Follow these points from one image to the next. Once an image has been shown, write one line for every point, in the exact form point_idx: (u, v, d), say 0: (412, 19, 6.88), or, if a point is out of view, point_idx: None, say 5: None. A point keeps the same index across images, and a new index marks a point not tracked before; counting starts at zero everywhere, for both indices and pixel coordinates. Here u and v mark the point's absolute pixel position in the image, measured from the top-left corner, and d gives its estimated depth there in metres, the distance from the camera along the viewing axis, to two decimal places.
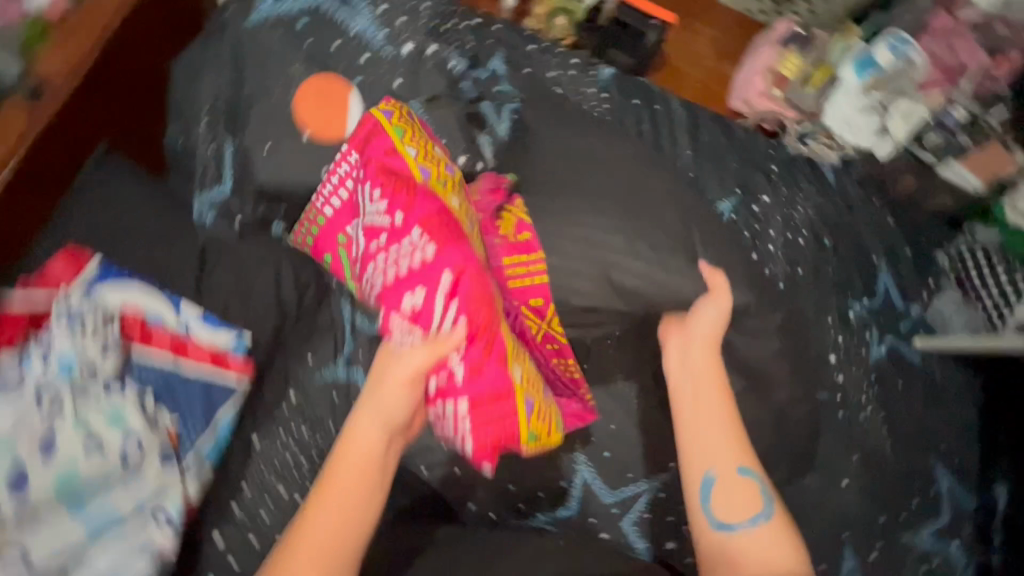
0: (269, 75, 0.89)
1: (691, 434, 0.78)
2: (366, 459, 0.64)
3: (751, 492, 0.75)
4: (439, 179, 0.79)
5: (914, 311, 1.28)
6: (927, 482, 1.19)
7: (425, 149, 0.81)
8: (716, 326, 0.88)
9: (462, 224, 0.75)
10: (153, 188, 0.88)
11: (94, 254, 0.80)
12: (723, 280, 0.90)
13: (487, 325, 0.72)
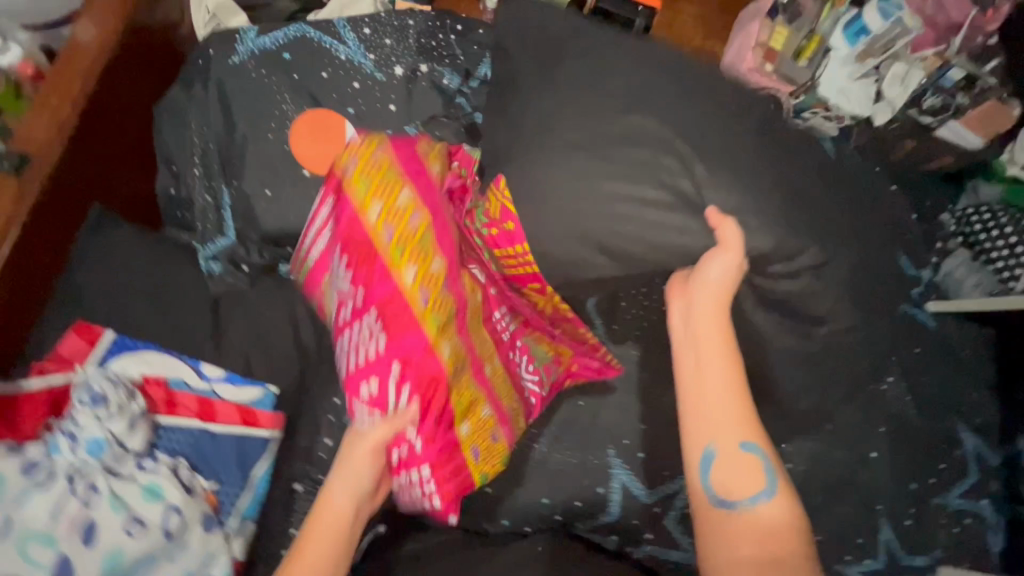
0: (256, 113, 0.84)
1: (695, 411, 0.74)
2: (335, 528, 0.70)
3: (754, 467, 0.71)
4: (402, 241, 0.73)
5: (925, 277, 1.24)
6: (953, 444, 1.20)
7: (392, 202, 0.75)
8: (731, 285, 0.77)
9: (418, 300, 0.72)
10: (158, 248, 0.86)
11: (106, 329, 0.78)
12: (736, 230, 0.76)
13: (439, 401, 0.73)
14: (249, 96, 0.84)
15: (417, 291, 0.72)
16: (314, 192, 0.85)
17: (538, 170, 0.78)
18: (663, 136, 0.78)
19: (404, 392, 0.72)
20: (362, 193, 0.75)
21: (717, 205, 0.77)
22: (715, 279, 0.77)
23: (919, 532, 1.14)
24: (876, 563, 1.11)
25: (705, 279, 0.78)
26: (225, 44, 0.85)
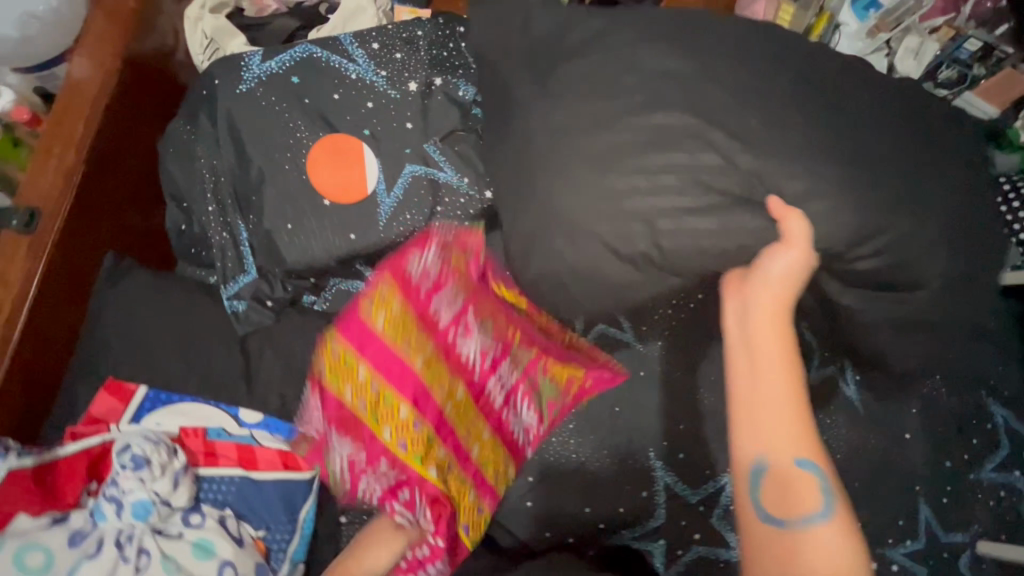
0: (271, 144, 0.81)
1: (746, 418, 0.60)
2: None
3: (810, 487, 0.58)
4: (381, 395, 0.72)
5: None
6: (983, 418, 1.21)
7: (362, 370, 0.72)
8: (796, 283, 0.67)
9: (408, 428, 0.72)
10: (176, 291, 0.82)
11: (138, 386, 0.76)
12: (799, 221, 0.67)
13: (442, 501, 0.71)
14: (261, 125, 0.81)
15: (404, 420, 0.72)
16: (339, 221, 0.83)
17: (557, 183, 0.70)
18: (703, 131, 0.71)
19: (423, 515, 0.71)
20: (336, 366, 0.74)
21: (780, 195, 0.69)
22: (778, 277, 0.67)
23: (958, 508, 1.15)
24: (920, 544, 1.11)
25: (764, 274, 0.67)
26: (231, 74, 0.81)
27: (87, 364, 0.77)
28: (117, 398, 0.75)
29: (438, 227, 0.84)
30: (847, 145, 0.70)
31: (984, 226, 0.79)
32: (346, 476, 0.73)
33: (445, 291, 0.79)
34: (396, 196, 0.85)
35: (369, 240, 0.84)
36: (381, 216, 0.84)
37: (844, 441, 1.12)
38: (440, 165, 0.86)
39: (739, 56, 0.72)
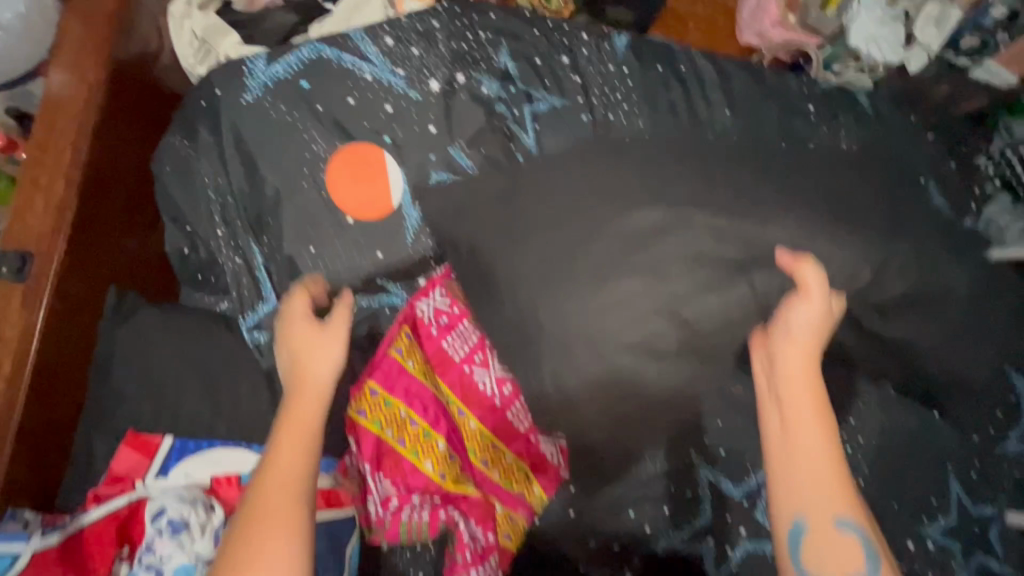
0: (282, 155, 0.79)
1: (786, 470, 0.65)
2: (280, 492, 0.58)
3: (853, 550, 0.61)
4: (417, 437, 0.82)
5: (970, 226, 1.20)
6: (1007, 393, 1.17)
7: (396, 412, 0.82)
8: (821, 331, 0.73)
9: (437, 468, 0.81)
10: (179, 317, 0.77)
11: (164, 436, 0.71)
12: (813, 271, 0.75)
13: (486, 524, 0.81)
14: (271, 139, 0.79)
15: (436, 464, 0.82)
16: (366, 238, 0.82)
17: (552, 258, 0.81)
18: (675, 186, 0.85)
19: (472, 526, 0.80)
20: (375, 414, 0.81)
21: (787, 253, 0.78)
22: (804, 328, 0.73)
23: (986, 481, 1.14)
24: (954, 521, 1.10)
25: (792, 324, 0.74)
26: (232, 83, 0.80)
27: (99, 403, 0.72)
28: (141, 452, 0.70)
29: (434, 270, 0.86)
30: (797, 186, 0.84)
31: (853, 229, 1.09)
32: (393, 516, 0.80)
33: (457, 330, 0.86)
34: (421, 207, 0.83)
35: (396, 255, 0.84)
36: (407, 231, 0.84)
37: (877, 424, 1.10)
38: (467, 171, 0.83)
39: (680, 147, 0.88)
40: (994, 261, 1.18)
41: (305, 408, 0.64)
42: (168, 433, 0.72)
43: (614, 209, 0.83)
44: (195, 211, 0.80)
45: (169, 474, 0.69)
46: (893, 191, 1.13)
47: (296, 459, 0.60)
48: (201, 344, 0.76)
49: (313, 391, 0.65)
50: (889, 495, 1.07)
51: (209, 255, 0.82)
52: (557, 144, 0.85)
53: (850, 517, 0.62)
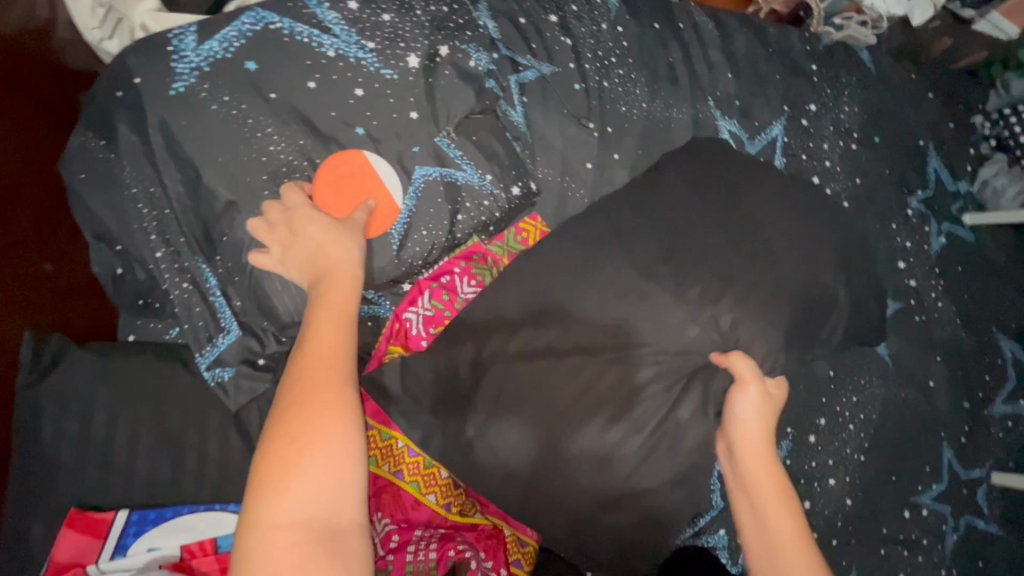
0: (224, 150, 0.70)
1: (766, 557, 0.70)
2: (330, 360, 0.58)
3: None
4: (418, 469, 0.77)
5: (962, 189, 1.16)
6: (992, 352, 1.10)
7: (392, 450, 0.77)
8: (764, 416, 0.75)
9: (440, 498, 0.77)
10: (126, 363, 0.71)
11: (117, 510, 0.65)
12: (743, 363, 0.76)
13: (494, 546, 0.76)
14: (212, 136, 0.70)
15: (440, 495, 0.77)
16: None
17: (537, 280, 0.77)
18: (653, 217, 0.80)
19: (482, 558, 0.74)
20: (368, 450, 0.76)
21: (716, 349, 0.77)
22: (747, 419, 0.75)
23: (975, 443, 1.06)
24: (944, 484, 1.02)
25: (739, 423, 0.75)
26: (156, 68, 0.70)
27: (44, 445, 0.66)
28: (88, 533, 0.63)
29: (427, 270, 0.81)
30: (770, 218, 0.82)
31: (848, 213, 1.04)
32: (397, 556, 0.72)
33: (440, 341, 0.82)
34: (407, 210, 0.76)
35: (381, 266, 0.76)
36: (394, 238, 0.76)
37: (879, 400, 1.00)
38: (459, 164, 0.78)
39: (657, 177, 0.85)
40: (973, 227, 1.15)
41: (336, 287, 0.63)
42: (121, 507, 0.66)
43: (588, 259, 0.78)
44: (126, 223, 0.72)
45: (129, 551, 0.63)
46: (886, 160, 1.10)
47: (338, 337, 0.60)
48: (165, 375, 0.72)
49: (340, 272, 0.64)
50: (886, 466, 0.99)
51: (150, 278, 0.73)
52: (547, 125, 0.86)
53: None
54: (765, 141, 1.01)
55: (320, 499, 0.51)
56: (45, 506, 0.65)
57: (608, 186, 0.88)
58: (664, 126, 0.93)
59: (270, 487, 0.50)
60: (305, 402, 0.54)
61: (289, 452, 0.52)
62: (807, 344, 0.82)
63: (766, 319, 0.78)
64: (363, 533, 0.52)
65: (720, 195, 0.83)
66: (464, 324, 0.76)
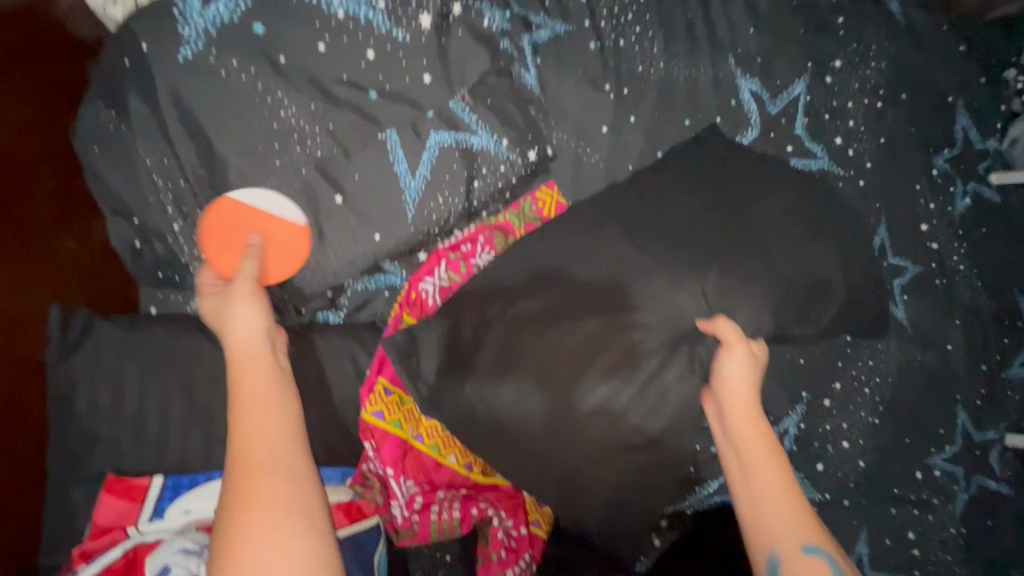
0: (237, 116, 0.72)
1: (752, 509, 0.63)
2: (272, 434, 0.58)
3: None
4: (438, 433, 0.78)
5: (991, 147, 1.11)
6: (1013, 315, 1.08)
7: (413, 415, 0.78)
8: (754, 379, 0.72)
9: (460, 463, 0.78)
10: (148, 335, 0.72)
11: (153, 476, 0.68)
12: (731, 326, 0.74)
13: (514, 506, 0.80)
14: (226, 106, 0.71)
15: (460, 460, 0.78)
16: (362, 221, 0.76)
17: (549, 248, 0.78)
18: (663, 187, 0.82)
19: (504, 517, 0.79)
20: (393, 414, 0.77)
21: (700, 317, 0.77)
22: (736, 379, 0.72)
23: (991, 406, 1.05)
24: (957, 446, 1.02)
25: (726, 386, 0.72)
26: (164, 37, 0.70)
27: (78, 414, 0.68)
28: (126, 497, 0.66)
29: (447, 239, 0.80)
30: (774, 188, 0.84)
31: (869, 175, 1.01)
32: (422, 517, 0.76)
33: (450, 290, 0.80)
34: (422, 176, 0.77)
35: (397, 234, 0.77)
36: (408, 205, 0.77)
37: (895, 363, 0.99)
38: (474, 130, 0.78)
39: (653, 143, 0.87)
40: (999, 187, 1.11)
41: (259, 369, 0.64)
42: (155, 473, 0.68)
43: (594, 233, 0.78)
44: (144, 195, 0.74)
45: (166, 514, 0.66)
46: (911, 119, 1.06)
47: (268, 418, 0.59)
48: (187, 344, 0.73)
49: (263, 355, 0.65)
50: (900, 428, 0.99)
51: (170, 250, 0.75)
52: (560, 88, 0.84)
53: (813, 540, 0.59)
54: (787, 101, 0.98)
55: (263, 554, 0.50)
56: (84, 471, 0.68)
57: (624, 151, 0.86)
58: (681, 86, 0.91)
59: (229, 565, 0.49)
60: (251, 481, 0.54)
61: (233, 515, 0.52)
62: (815, 305, 0.83)
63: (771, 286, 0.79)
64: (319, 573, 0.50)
65: (724, 168, 0.85)
66: (477, 293, 0.77)
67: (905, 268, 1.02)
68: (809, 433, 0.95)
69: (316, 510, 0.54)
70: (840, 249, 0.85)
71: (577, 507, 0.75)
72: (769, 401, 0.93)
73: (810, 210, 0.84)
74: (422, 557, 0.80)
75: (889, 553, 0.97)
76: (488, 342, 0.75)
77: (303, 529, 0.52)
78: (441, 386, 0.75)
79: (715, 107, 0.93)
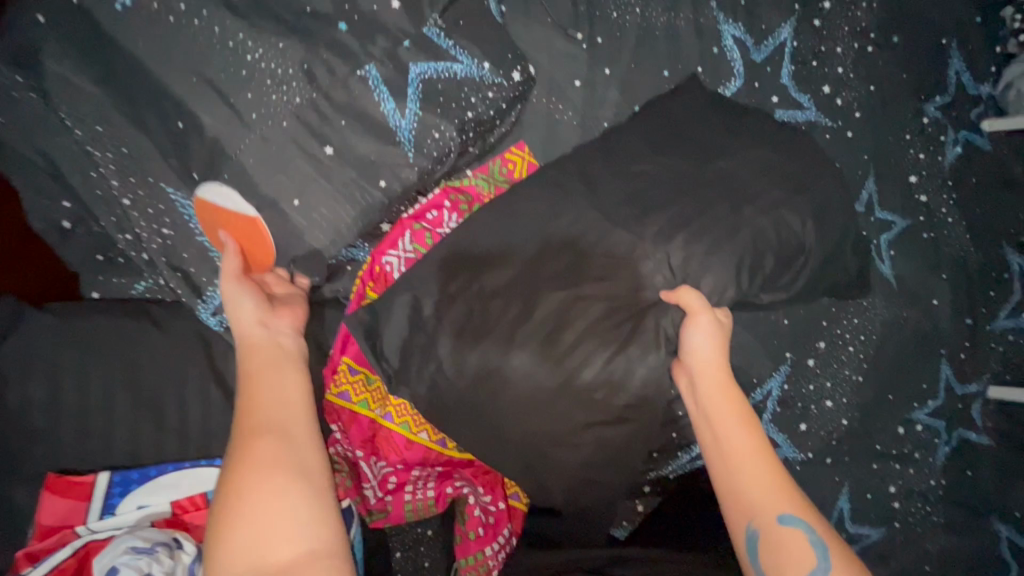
0: (182, 74, 0.65)
1: (726, 475, 0.62)
2: (276, 406, 0.61)
3: (803, 549, 0.56)
4: (407, 415, 0.75)
5: (984, 93, 1.06)
6: (1000, 268, 1.05)
7: (382, 398, 0.76)
8: (720, 346, 0.70)
9: (433, 445, 0.76)
10: (91, 324, 0.69)
11: (99, 471, 0.64)
12: (693, 295, 0.71)
13: (492, 486, 0.78)
14: (161, 70, 0.65)
15: (432, 441, 0.76)
16: (358, 167, 0.71)
17: (516, 215, 0.74)
18: (639, 149, 0.78)
19: (480, 494, 0.77)
20: (358, 394, 0.75)
21: (664, 288, 0.73)
22: (702, 348, 0.70)
23: (975, 359, 1.04)
24: (940, 400, 1.02)
25: (695, 358, 0.70)
26: None
27: (17, 410, 0.65)
28: (70, 496, 0.62)
29: (410, 209, 0.77)
30: (758, 142, 0.80)
31: (857, 127, 0.96)
32: (395, 497, 0.76)
33: (410, 257, 0.78)
34: (412, 113, 0.70)
35: (401, 173, 0.72)
36: (405, 145, 0.71)
37: (880, 321, 0.97)
38: (455, 56, 0.71)
39: (625, 102, 0.83)
40: (993, 135, 1.07)
41: (263, 355, 0.65)
42: (101, 469, 0.64)
43: (562, 198, 0.74)
44: (91, 174, 0.71)
45: (117, 510, 0.63)
46: (904, 64, 1.00)
47: (279, 389, 0.62)
48: (150, 328, 0.70)
49: (268, 348, 0.66)
50: (884, 386, 0.98)
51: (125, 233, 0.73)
52: (528, 37, 0.80)
53: (791, 511, 0.59)
54: (773, 48, 0.92)
55: (258, 542, 0.51)
56: (37, 467, 0.64)
57: (600, 106, 0.83)
58: (659, 32, 0.85)
59: (225, 526, 0.52)
60: (252, 447, 0.56)
61: (224, 510, 0.53)
62: (798, 266, 0.80)
63: (752, 248, 0.75)
64: (311, 560, 0.51)
65: (705, 123, 0.80)
66: (442, 266, 0.73)
67: (893, 222, 0.99)
68: (792, 396, 0.94)
69: (311, 495, 0.55)
70: (821, 206, 0.80)
71: (551, 481, 0.73)
72: (753, 365, 0.91)
73: (792, 165, 0.80)
74: (403, 533, 0.80)
75: (870, 508, 0.97)
76: (453, 316, 0.71)
77: (307, 496, 0.55)
78: (409, 365, 0.72)
79: (694, 58, 0.87)
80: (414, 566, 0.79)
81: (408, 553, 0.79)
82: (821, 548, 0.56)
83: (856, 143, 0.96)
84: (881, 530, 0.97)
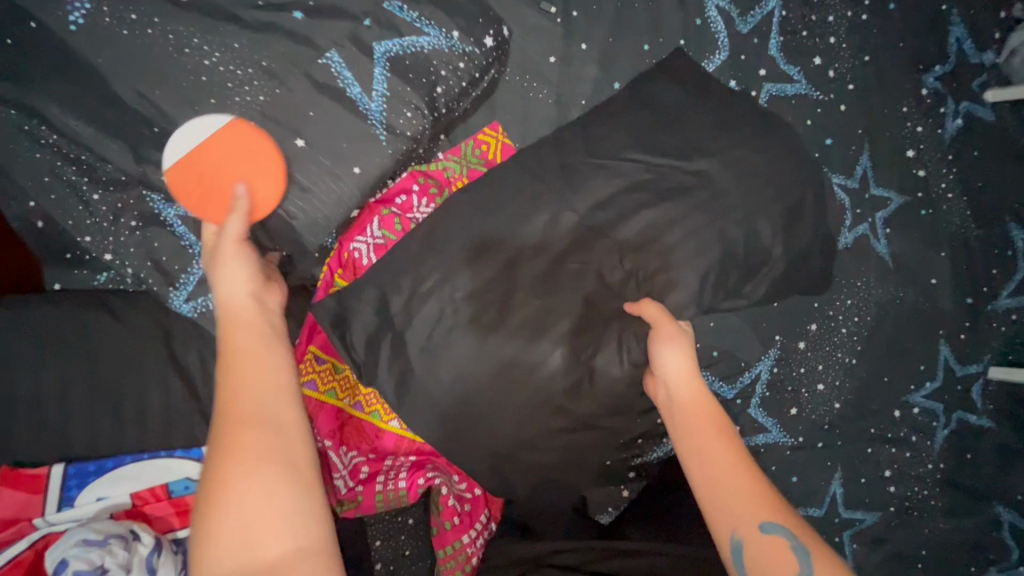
0: (151, 79, 0.65)
1: (707, 480, 0.59)
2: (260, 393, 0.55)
3: (785, 558, 0.53)
4: (374, 403, 0.76)
5: (987, 62, 1.01)
6: (1008, 244, 1.00)
7: (352, 388, 0.76)
8: (691, 356, 0.68)
9: (399, 431, 0.77)
10: (53, 318, 0.68)
11: (54, 466, 0.64)
12: (655, 308, 0.70)
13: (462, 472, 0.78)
14: (122, 61, 0.65)
15: (399, 428, 0.77)
16: (332, 157, 0.69)
17: (485, 199, 0.73)
18: (613, 130, 0.76)
19: (454, 481, 0.77)
20: (325, 383, 0.74)
21: (627, 301, 0.73)
22: (674, 357, 0.68)
23: (977, 339, 0.99)
24: (938, 382, 0.98)
25: (665, 371, 0.68)
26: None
27: None
28: (27, 490, 0.62)
29: (378, 193, 0.76)
30: (735, 121, 0.79)
31: (852, 99, 0.92)
32: (366, 486, 0.75)
33: (381, 241, 0.77)
34: (380, 96, 0.70)
35: (373, 162, 0.70)
36: (377, 127, 0.70)
37: (873, 300, 0.94)
38: (421, 28, 0.70)
39: (602, 80, 0.81)
40: (999, 105, 1.01)
41: (248, 334, 0.59)
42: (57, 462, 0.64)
43: (532, 186, 0.74)
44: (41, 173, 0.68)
45: (76, 502, 0.63)
46: (901, 32, 0.96)
47: (262, 374, 0.56)
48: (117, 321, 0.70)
49: (254, 318, 0.61)
50: (879, 367, 0.95)
51: (88, 236, 0.69)
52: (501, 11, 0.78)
53: (771, 518, 0.56)
54: (761, 19, 0.88)
55: (246, 543, 0.47)
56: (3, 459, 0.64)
57: (575, 83, 0.80)
58: (638, 4, 0.82)
59: (208, 526, 0.48)
60: (235, 439, 0.51)
61: (207, 524, 0.48)
62: (775, 245, 0.78)
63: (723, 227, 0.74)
64: (304, 556, 0.48)
65: (678, 100, 0.78)
66: (410, 253, 0.71)
67: (889, 199, 0.95)
68: (781, 380, 0.91)
69: (300, 488, 0.51)
70: (797, 184, 0.78)
71: (523, 469, 0.72)
72: (740, 348, 0.89)
73: (768, 141, 0.78)
74: (381, 522, 0.78)
75: (863, 492, 0.95)
76: (420, 303, 0.70)
77: (297, 489, 0.51)
78: (378, 355, 0.71)
79: (676, 31, 0.84)
80: (393, 553, 0.78)
81: (387, 542, 0.78)
82: (805, 555, 0.53)
83: (849, 116, 0.92)
84: (874, 514, 0.95)
